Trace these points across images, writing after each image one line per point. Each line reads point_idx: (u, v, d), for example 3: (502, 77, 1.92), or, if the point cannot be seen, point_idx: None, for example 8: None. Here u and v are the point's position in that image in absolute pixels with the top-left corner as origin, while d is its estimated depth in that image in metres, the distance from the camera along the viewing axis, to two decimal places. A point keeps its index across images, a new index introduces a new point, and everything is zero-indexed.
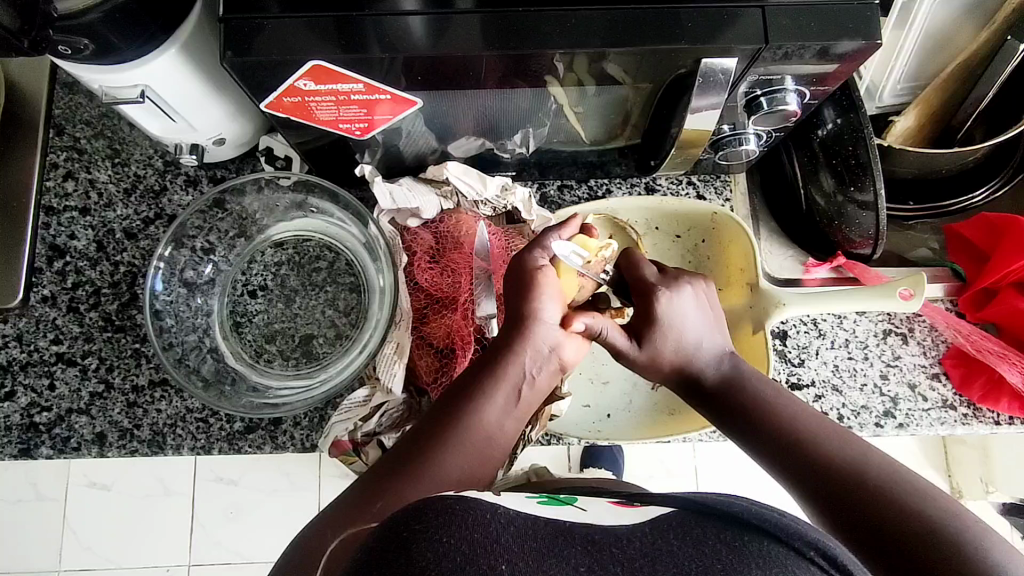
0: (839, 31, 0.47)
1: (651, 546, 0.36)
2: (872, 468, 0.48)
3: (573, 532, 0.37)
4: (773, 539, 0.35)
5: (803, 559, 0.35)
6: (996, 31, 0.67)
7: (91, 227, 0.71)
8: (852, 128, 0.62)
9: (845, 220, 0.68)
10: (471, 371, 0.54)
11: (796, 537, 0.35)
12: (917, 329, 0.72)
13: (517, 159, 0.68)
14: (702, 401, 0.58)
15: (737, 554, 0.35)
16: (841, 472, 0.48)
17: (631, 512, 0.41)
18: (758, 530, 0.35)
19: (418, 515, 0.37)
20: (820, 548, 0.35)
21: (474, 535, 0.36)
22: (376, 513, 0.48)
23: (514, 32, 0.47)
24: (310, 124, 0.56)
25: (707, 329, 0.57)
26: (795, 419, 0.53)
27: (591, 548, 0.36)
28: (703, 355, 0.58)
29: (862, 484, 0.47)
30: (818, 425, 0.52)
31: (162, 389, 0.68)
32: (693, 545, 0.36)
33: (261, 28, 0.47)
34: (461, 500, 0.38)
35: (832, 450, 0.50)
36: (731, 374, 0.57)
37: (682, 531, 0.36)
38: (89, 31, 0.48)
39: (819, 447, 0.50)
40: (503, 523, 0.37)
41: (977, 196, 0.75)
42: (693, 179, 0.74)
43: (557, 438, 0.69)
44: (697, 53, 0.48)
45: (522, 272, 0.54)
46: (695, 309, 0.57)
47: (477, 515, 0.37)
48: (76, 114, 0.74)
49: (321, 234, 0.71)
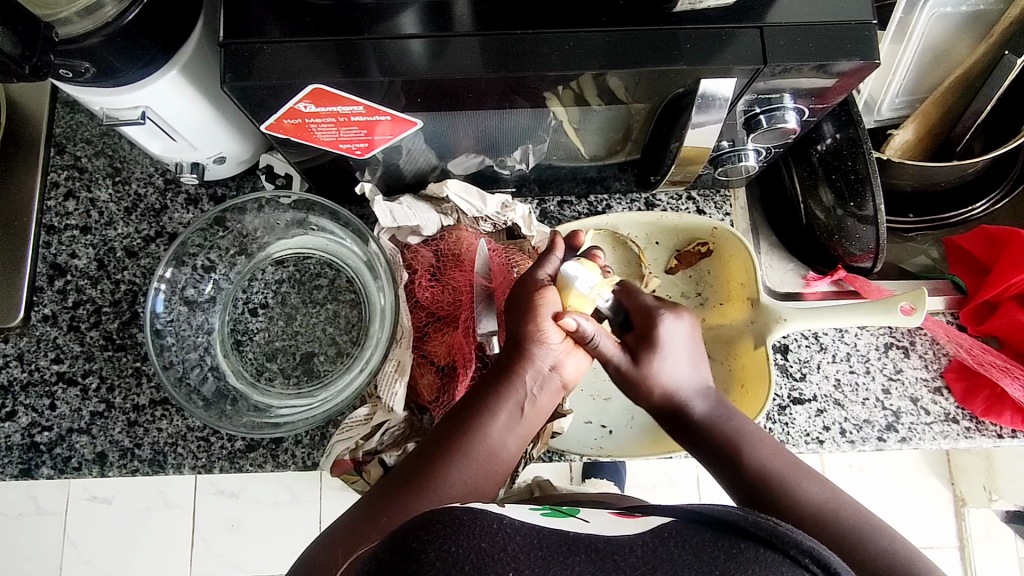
0: (840, 52, 0.47)
1: (653, 553, 0.36)
2: (839, 511, 0.50)
3: (576, 540, 0.37)
4: (770, 547, 0.35)
5: (798, 566, 0.35)
6: (992, 45, 0.68)
7: (92, 245, 0.71)
8: (850, 142, 0.62)
9: (845, 235, 0.68)
10: (477, 388, 0.55)
11: (791, 545, 0.35)
12: (918, 342, 0.72)
13: (517, 175, 0.68)
14: (686, 437, 0.57)
15: (735, 561, 0.35)
16: (806, 516, 0.50)
17: (632, 522, 0.41)
18: (754, 538, 0.36)
19: (426, 526, 0.37)
20: (815, 555, 0.35)
21: (481, 545, 0.36)
22: (382, 528, 0.48)
23: (513, 54, 0.47)
24: (310, 144, 0.56)
25: (690, 360, 0.57)
26: (767, 460, 0.53)
27: (594, 556, 0.36)
28: (678, 380, 0.56)
29: (834, 526, 0.49)
30: (784, 467, 0.53)
31: (163, 408, 0.68)
32: (692, 553, 0.35)
33: (259, 52, 0.47)
34: (467, 512, 0.38)
35: (806, 494, 0.51)
36: (715, 412, 0.57)
37: (683, 539, 0.36)
38: (91, 55, 0.49)
39: (791, 489, 0.52)
40: (509, 533, 0.37)
41: (977, 208, 0.76)
42: (692, 194, 0.74)
43: (559, 455, 0.69)
44: (695, 74, 0.48)
45: (529, 288, 0.55)
46: (686, 343, 0.57)
47: (484, 526, 0.37)
48: (76, 133, 0.74)
49: (321, 252, 0.71)
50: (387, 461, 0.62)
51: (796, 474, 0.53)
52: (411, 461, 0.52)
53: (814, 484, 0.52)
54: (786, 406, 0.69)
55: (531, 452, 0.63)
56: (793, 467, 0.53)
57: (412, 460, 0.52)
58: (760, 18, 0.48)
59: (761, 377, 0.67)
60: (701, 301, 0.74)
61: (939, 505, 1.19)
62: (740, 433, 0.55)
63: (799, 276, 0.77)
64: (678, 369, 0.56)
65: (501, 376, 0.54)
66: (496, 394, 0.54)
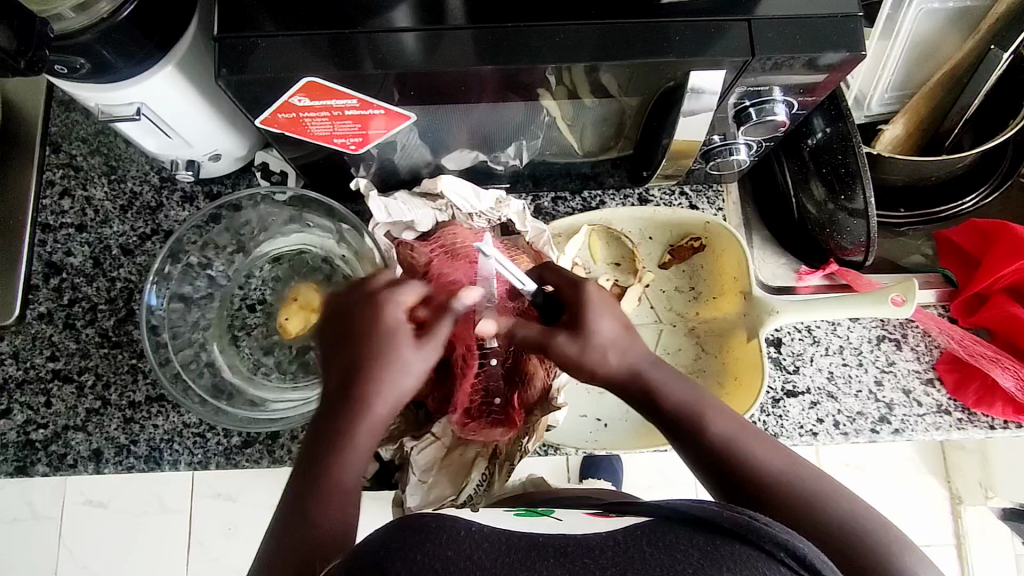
0: (826, 44, 0.48)
1: (624, 554, 0.36)
2: (798, 480, 0.47)
3: (546, 545, 0.37)
4: (745, 542, 0.36)
5: (774, 560, 0.35)
6: (979, 40, 0.69)
7: (87, 243, 0.72)
8: (840, 137, 0.63)
9: (836, 228, 0.68)
10: (336, 382, 0.49)
11: (765, 539, 0.36)
12: (910, 335, 0.72)
13: (511, 171, 0.69)
14: (651, 412, 0.52)
15: (712, 559, 0.35)
16: (771, 488, 0.47)
17: (607, 521, 0.41)
18: (730, 534, 0.36)
19: (397, 535, 0.38)
20: (789, 548, 0.36)
21: (448, 554, 0.36)
22: (314, 543, 0.45)
23: (504, 47, 0.48)
24: (305, 139, 0.57)
25: (618, 331, 0.52)
26: (726, 431, 0.49)
27: (563, 559, 0.36)
28: (615, 354, 0.51)
29: (804, 502, 0.46)
30: (739, 434, 0.49)
31: (159, 404, 0.68)
32: (666, 552, 0.36)
33: (254, 46, 0.47)
34: (438, 520, 0.39)
35: (762, 462, 0.48)
36: (673, 383, 0.51)
37: (655, 537, 0.36)
38: (87, 51, 0.49)
39: (749, 458, 0.48)
40: (476, 541, 0.37)
41: (966, 202, 0.76)
42: (685, 190, 0.74)
43: (554, 449, 0.69)
44: (684, 66, 0.49)
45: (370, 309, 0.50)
46: (603, 314, 0.52)
47: (451, 533, 0.38)
48: (72, 132, 0.74)
49: (316, 248, 0.71)
50: (382, 456, 0.64)
51: (752, 441, 0.49)
52: (300, 486, 0.48)
53: (767, 446, 0.49)
54: (780, 399, 0.69)
55: (528, 446, 0.64)
56: (751, 435, 0.49)
57: (302, 480, 0.48)
58: (749, 11, 0.48)
59: (754, 373, 0.67)
60: (695, 295, 0.74)
61: (935, 504, 1.19)
62: (695, 398, 0.51)
63: (791, 270, 0.78)
64: (609, 335, 0.51)
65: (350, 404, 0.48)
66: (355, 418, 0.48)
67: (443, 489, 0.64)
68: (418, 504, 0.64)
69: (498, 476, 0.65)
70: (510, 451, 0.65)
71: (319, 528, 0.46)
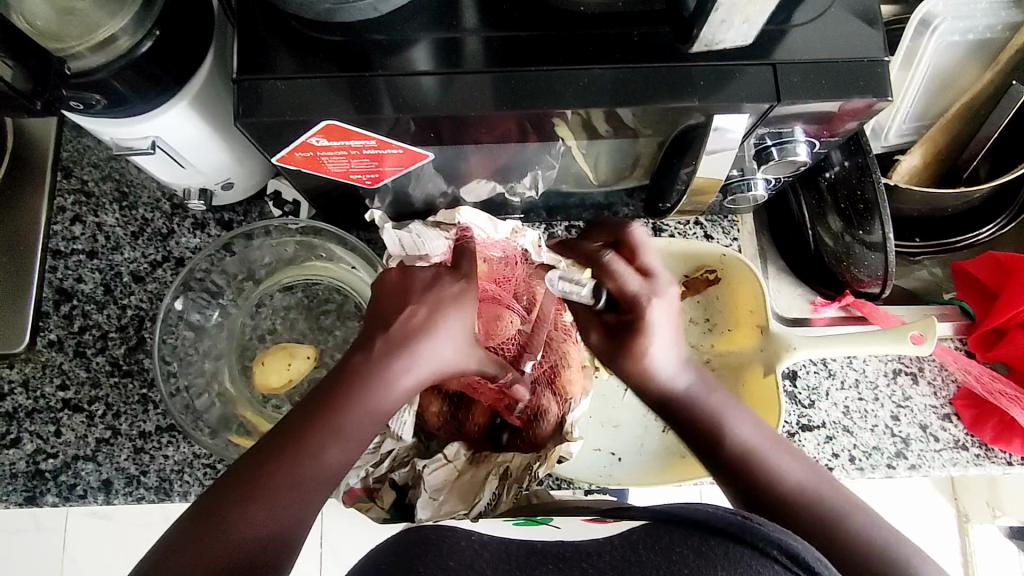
0: (853, 90, 0.47)
1: (622, 557, 0.36)
2: (820, 502, 0.51)
3: (545, 551, 0.38)
4: (741, 542, 0.35)
5: (766, 558, 0.35)
6: (998, 73, 0.69)
7: (98, 270, 0.71)
8: (859, 170, 0.62)
9: (854, 261, 0.68)
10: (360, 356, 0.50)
11: (756, 536, 0.35)
12: (927, 368, 0.71)
13: (526, 202, 0.69)
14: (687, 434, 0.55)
15: (705, 558, 0.35)
16: (801, 512, 0.50)
17: (604, 526, 0.41)
18: (722, 534, 0.36)
19: (401, 549, 0.38)
20: (782, 547, 0.35)
21: (449, 563, 0.36)
22: (250, 526, 0.45)
23: (525, 90, 0.47)
24: (321, 174, 0.56)
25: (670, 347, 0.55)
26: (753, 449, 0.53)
27: (562, 565, 0.36)
28: (671, 376, 0.55)
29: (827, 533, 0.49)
30: (767, 450, 0.53)
31: (170, 434, 0.68)
32: (661, 554, 0.35)
33: (272, 88, 0.47)
34: (438, 532, 0.40)
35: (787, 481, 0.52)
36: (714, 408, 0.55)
37: (652, 540, 0.36)
38: (102, 87, 0.49)
39: (770, 474, 0.52)
40: (474, 550, 0.38)
41: (983, 233, 0.75)
42: (701, 220, 0.74)
43: (567, 482, 0.69)
44: (706, 109, 0.48)
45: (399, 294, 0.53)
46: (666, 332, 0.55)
47: (452, 545, 0.38)
48: (83, 157, 0.73)
49: (329, 277, 0.70)
50: (396, 481, 0.63)
51: (781, 459, 0.53)
52: (246, 475, 0.46)
53: (791, 462, 0.53)
54: (796, 433, 0.69)
55: (537, 472, 0.62)
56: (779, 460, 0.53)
57: (247, 470, 0.46)
58: (772, 55, 0.48)
59: (770, 409, 0.66)
60: (710, 328, 0.73)
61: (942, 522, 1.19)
62: (719, 413, 0.55)
63: (806, 301, 0.77)
64: (667, 358, 0.55)
65: (367, 395, 0.49)
66: (358, 402, 0.49)
67: (454, 504, 0.61)
68: (428, 518, 0.61)
69: (507, 496, 0.61)
70: (521, 476, 0.63)
71: (259, 528, 0.45)
